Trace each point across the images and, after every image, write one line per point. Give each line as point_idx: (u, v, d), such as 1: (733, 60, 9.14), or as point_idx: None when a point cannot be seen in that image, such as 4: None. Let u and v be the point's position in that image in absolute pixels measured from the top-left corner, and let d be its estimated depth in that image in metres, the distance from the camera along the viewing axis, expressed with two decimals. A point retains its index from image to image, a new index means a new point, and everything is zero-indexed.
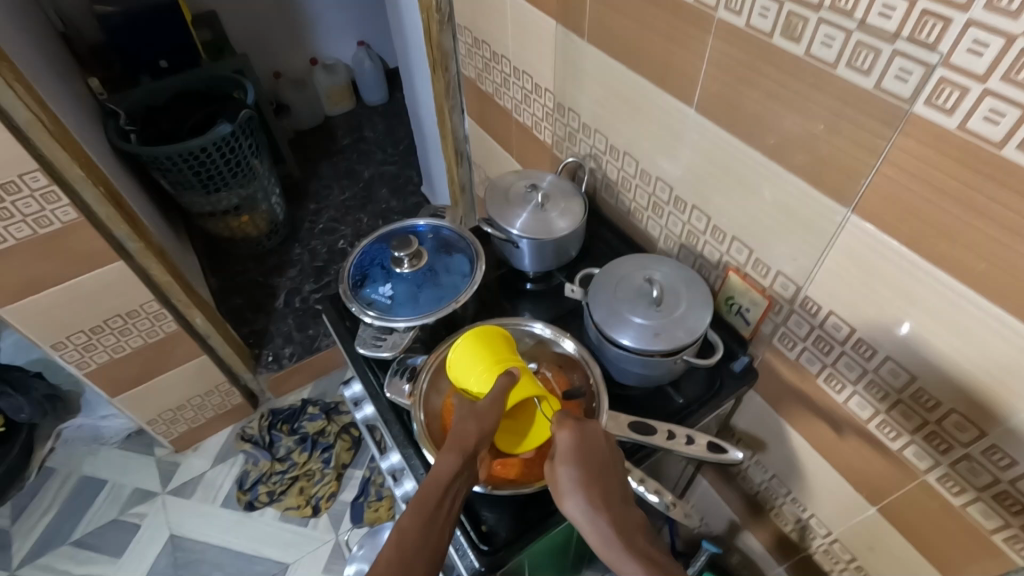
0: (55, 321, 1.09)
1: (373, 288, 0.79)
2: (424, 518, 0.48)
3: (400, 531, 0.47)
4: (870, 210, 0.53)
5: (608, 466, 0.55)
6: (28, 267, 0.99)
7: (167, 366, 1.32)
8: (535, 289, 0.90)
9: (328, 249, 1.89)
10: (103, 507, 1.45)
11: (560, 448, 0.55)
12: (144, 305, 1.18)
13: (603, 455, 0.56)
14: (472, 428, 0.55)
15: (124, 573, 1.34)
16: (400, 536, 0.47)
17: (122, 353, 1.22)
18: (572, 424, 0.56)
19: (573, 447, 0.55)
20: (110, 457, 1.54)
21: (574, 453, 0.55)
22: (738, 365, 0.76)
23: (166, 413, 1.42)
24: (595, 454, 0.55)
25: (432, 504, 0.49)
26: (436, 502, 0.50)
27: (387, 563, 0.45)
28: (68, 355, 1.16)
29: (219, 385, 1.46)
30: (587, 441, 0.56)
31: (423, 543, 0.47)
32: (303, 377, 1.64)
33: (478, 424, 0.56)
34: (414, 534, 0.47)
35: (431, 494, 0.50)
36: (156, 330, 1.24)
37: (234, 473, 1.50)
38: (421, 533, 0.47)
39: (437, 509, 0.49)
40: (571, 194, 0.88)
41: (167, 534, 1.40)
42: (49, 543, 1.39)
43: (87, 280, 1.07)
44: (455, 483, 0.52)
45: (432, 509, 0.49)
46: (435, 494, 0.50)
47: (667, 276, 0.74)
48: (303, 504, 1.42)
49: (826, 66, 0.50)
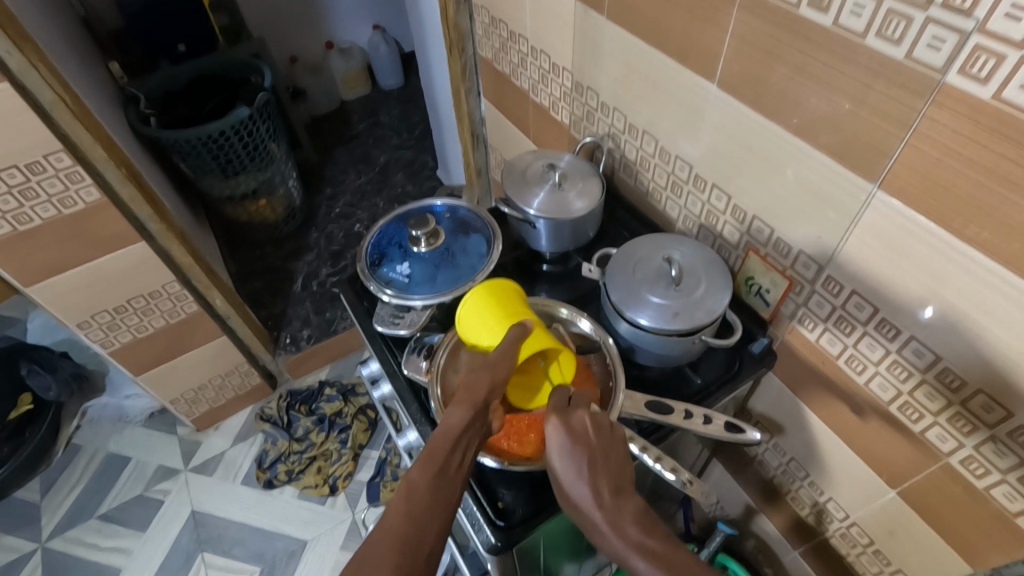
0: (81, 300, 1.11)
1: (390, 267, 0.79)
2: (438, 467, 0.50)
3: (412, 479, 0.49)
4: (898, 185, 0.52)
5: (601, 454, 0.54)
6: (54, 247, 1.01)
7: (189, 346, 1.35)
8: (552, 270, 0.90)
9: (345, 233, 1.90)
10: (128, 483, 1.49)
11: (552, 443, 0.55)
12: (166, 286, 1.20)
13: (593, 443, 0.54)
14: (483, 380, 0.57)
15: (149, 547, 1.38)
16: (413, 484, 0.48)
17: (145, 333, 1.25)
18: (558, 416, 0.56)
19: (566, 443, 0.54)
20: (134, 435, 1.58)
21: (565, 451, 0.54)
22: (757, 347, 0.75)
23: (188, 392, 1.45)
24: (584, 442, 0.54)
25: (445, 453, 0.51)
26: (448, 453, 0.51)
27: (398, 517, 0.46)
28: (93, 334, 1.18)
29: (239, 366, 1.48)
30: (577, 436, 0.54)
31: (436, 491, 0.49)
32: (320, 359, 1.66)
33: (491, 375, 0.58)
34: (427, 485, 0.49)
35: (441, 448, 0.52)
36: (178, 311, 1.26)
37: (254, 452, 1.53)
38: (434, 481, 0.49)
39: (447, 460, 0.51)
40: (589, 174, 0.87)
41: (190, 510, 1.44)
42: (77, 517, 1.44)
43: (111, 261, 1.09)
44: (467, 434, 0.53)
45: (444, 460, 0.51)
46: (444, 448, 0.52)
47: (686, 256, 0.73)
48: (320, 483, 1.44)
49: (854, 36, 0.49)
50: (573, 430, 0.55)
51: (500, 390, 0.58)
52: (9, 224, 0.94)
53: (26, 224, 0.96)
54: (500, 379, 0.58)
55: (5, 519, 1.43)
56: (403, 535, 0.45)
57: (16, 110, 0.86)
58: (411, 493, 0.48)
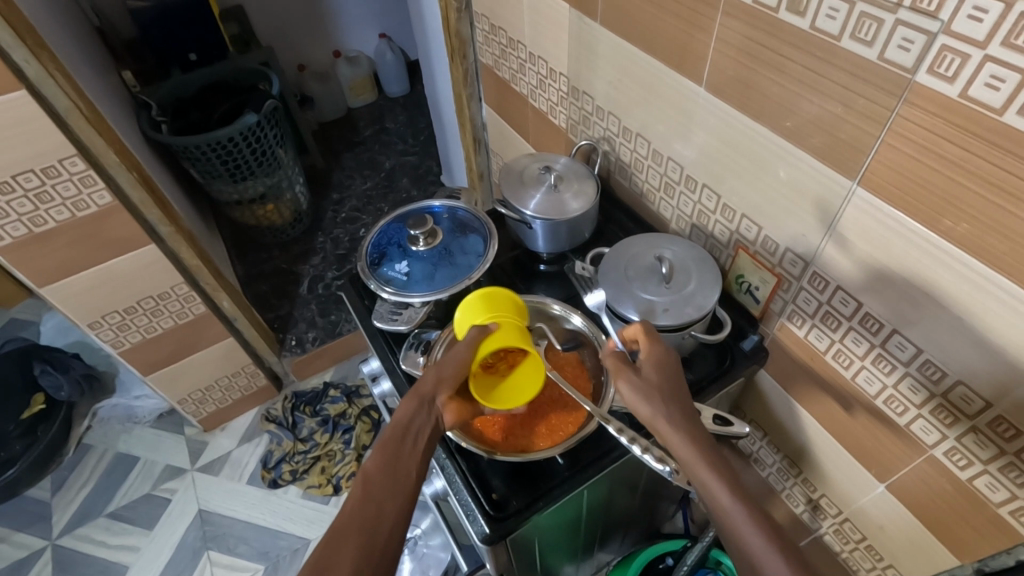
0: (92, 301, 1.15)
1: (390, 266, 0.82)
2: (388, 459, 0.56)
3: (367, 471, 0.55)
4: (876, 183, 0.54)
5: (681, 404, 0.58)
6: (68, 249, 1.05)
7: (197, 347, 1.38)
8: (549, 270, 0.92)
9: (350, 237, 1.93)
10: (136, 482, 1.52)
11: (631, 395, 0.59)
12: (175, 287, 1.23)
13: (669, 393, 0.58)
14: (428, 375, 0.63)
15: (157, 544, 1.41)
16: (367, 475, 0.55)
17: (154, 334, 1.28)
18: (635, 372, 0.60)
19: (646, 394, 0.58)
20: (144, 435, 1.61)
21: (652, 400, 0.57)
22: (748, 344, 0.77)
23: (196, 393, 1.48)
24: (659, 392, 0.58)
25: (395, 446, 0.57)
26: (398, 442, 0.58)
27: (355, 501, 0.53)
28: (104, 334, 1.21)
29: (245, 367, 1.51)
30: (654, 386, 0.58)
31: (388, 479, 0.55)
32: (326, 361, 1.68)
33: (438, 371, 0.63)
34: (379, 473, 0.55)
35: (394, 436, 0.58)
36: (186, 312, 1.29)
37: (260, 451, 1.55)
38: (384, 470, 0.55)
39: (400, 447, 0.57)
40: (584, 176, 0.89)
41: (196, 508, 1.46)
42: (87, 514, 1.47)
43: (123, 262, 1.13)
44: (414, 422, 0.59)
45: (396, 448, 0.57)
46: (398, 435, 0.58)
47: (677, 254, 0.75)
48: (324, 482, 1.47)
49: (831, 39, 0.51)
50: (660, 382, 0.59)
51: (450, 384, 0.63)
52: (25, 226, 0.98)
53: (41, 227, 1.00)
54: (447, 378, 0.63)
55: (17, 517, 1.47)
56: (362, 522, 0.51)
57: (33, 116, 0.89)
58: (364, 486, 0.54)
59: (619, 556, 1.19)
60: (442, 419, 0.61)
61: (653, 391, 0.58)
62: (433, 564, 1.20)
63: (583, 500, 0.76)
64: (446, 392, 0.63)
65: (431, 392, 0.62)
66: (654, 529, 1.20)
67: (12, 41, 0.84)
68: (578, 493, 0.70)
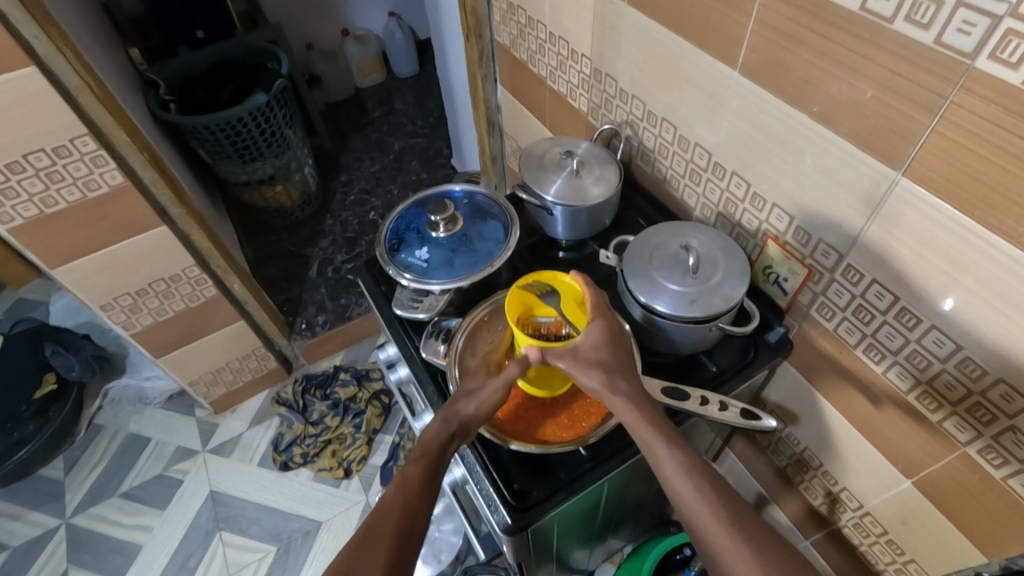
0: (105, 282, 1.14)
1: (409, 252, 0.80)
2: (430, 471, 0.57)
3: (404, 478, 0.56)
4: (923, 172, 0.51)
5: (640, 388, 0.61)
6: (79, 231, 1.03)
7: (207, 330, 1.37)
8: (568, 257, 0.90)
9: (359, 220, 1.91)
10: (148, 463, 1.52)
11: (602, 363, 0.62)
12: (186, 270, 1.22)
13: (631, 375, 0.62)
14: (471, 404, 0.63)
15: (169, 525, 1.42)
16: (403, 482, 0.56)
17: (165, 316, 1.27)
18: (607, 345, 0.63)
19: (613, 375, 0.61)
20: (154, 416, 1.62)
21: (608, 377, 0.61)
22: (773, 336, 0.75)
23: (206, 374, 1.47)
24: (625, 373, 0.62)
25: (434, 462, 0.58)
26: (437, 459, 0.58)
27: (392, 501, 0.54)
28: (115, 316, 1.21)
29: (256, 350, 1.51)
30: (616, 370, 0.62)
31: (422, 490, 0.55)
32: (335, 344, 1.68)
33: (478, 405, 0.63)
34: (416, 483, 0.56)
35: (431, 449, 0.59)
36: (198, 294, 1.28)
37: (270, 434, 1.55)
38: (420, 482, 0.56)
39: (439, 462, 0.59)
40: (606, 161, 0.87)
41: (208, 490, 1.47)
42: (100, 494, 1.48)
43: (134, 244, 1.11)
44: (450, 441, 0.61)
45: (434, 462, 0.58)
46: (434, 449, 0.59)
47: (704, 243, 0.73)
48: (335, 466, 1.47)
49: (883, 20, 0.48)
50: (614, 375, 0.61)
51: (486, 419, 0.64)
52: (36, 207, 0.97)
53: (52, 207, 0.98)
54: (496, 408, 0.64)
55: (32, 495, 1.48)
56: (398, 520, 0.52)
57: (43, 94, 0.87)
58: (402, 492, 0.54)
59: (630, 543, 1.20)
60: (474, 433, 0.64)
61: (606, 382, 0.60)
62: (445, 548, 1.21)
63: (602, 489, 0.75)
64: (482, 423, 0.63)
65: (466, 428, 0.62)
66: (664, 518, 1.19)
67: (22, 16, 0.82)
68: (601, 483, 0.69)
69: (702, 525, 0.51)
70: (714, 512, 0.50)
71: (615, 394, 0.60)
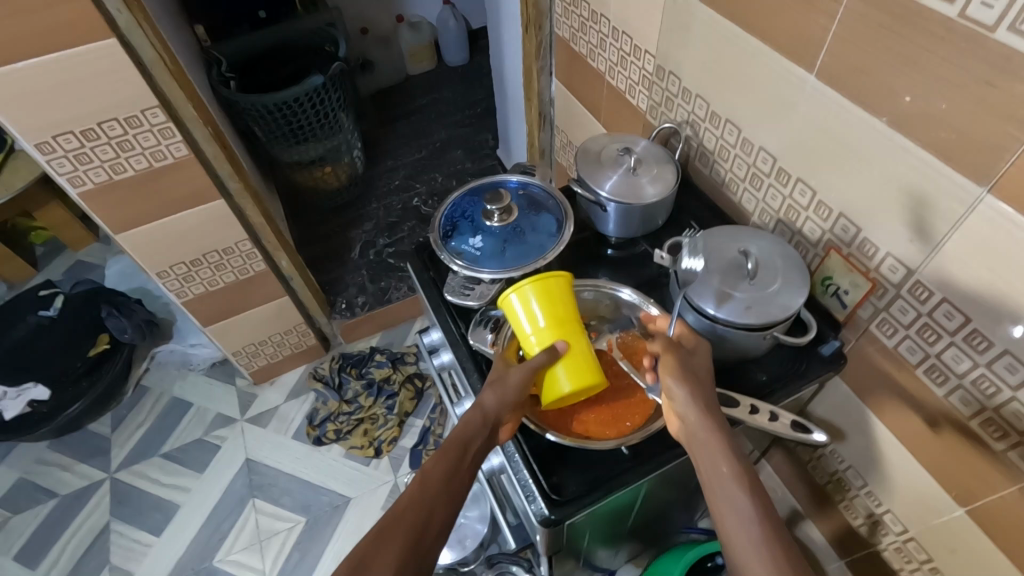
0: (163, 250, 1.18)
1: (462, 239, 0.81)
2: (451, 470, 0.57)
3: (427, 473, 0.56)
4: (1010, 191, 0.49)
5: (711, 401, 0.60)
6: (143, 199, 1.08)
7: (253, 303, 1.41)
8: (616, 255, 0.89)
9: (403, 205, 1.93)
10: (189, 427, 1.58)
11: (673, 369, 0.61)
12: (238, 244, 1.26)
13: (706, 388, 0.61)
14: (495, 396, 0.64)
15: (206, 487, 1.47)
16: (425, 477, 0.56)
17: (215, 287, 1.32)
18: (676, 355, 0.63)
19: (685, 383, 0.60)
20: (197, 382, 1.67)
21: (681, 386, 0.60)
22: (828, 349, 0.73)
23: (249, 346, 1.52)
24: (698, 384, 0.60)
25: (457, 458, 0.58)
26: (458, 455, 0.59)
27: (412, 495, 0.54)
28: (170, 283, 1.25)
29: (297, 326, 1.55)
30: (694, 379, 0.61)
31: (444, 487, 0.55)
32: (372, 326, 1.71)
33: (497, 395, 0.64)
34: (438, 479, 0.56)
35: (455, 446, 0.59)
36: (247, 268, 1.32)
37: (305, 409, 1.59)
38: (444, 479, 0.56)
39: (462, 460, 0.59)
40: (664, 160, 0.86)
41: (243, 457, 1.52)
42: (143, 453, 1.54)
43: (192, 215, 1.15)
44: (474, 440, 0.61)
45: (456, 460, 0.58)
46: (459, 447, 0.59)
47: (763, 249, 0.72)
48: (366, 444, 1.50)
49: (982, 29, 0.46)
50: (690, 384, 0.60)
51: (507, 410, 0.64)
52: (106, 173, 1.01)
53: (120, 175, 1.02)
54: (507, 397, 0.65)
55: (81, 448, 1.55)
56: (413, 514, 0.52)
57: (120, 66, 0.90)
58: (421, 487, 0.55)
59: (655, 546, 1.20)
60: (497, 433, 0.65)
61: (682, 388, 0.59)
62: (470, 534, 1.22)
63: (639, 490, 0.75)
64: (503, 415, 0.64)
65: (490, 427, 0.62)
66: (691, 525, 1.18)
67: None
68: (640, 483, 0.69)
69: (741, 551, 0.48)
70: (760, 542, 0.48)
71: (686, 401, 0.59)
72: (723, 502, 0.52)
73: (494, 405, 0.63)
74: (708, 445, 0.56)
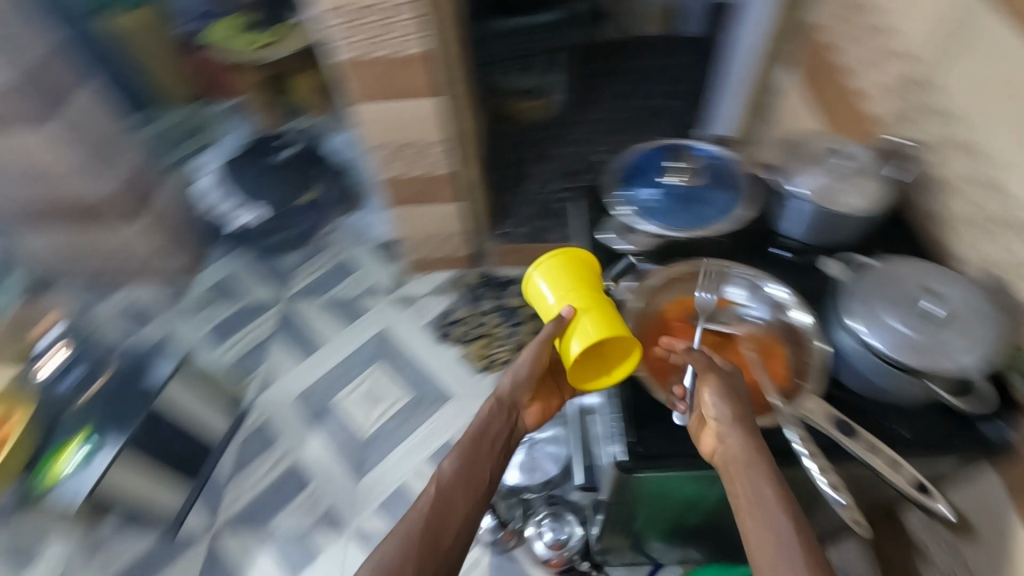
0: (382, 129, 1.36)
1: (637, 189, 0.87)
2: (462, 462, 0.78)
3: (441, 474, 0.77)
4: None
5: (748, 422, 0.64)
6: (384, 80, 1.25)
7: (434, 199, 1.57)
8: (791, 258, 0.83)
9: (586, 158, 1.91)
10: (349, 286, 1.82)
11: (712, 385, 0.66)
12: (441, 142, 1.40)
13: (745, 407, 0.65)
14: (511, 386, 0.83)
15: (346, 339, 1.71)
16: (440, 477, 0.76)
17: (410, 174, 1.48)
18: (710, 371, 0.67)
19: (725, 401, 0.64)
20: (365, 253, 1.88)
21: (724, 408, 0.64)
22: (991, 432, 0.68)
23: (417, 237, 1.70)
24: (740, 403, 0.65)
25: (469, 455, 0.78)
26: (474, 446, 0.79)
27: (431, 496, 0.75)
28: (377, 159, 1.44)
29: (461, 234, 1.69)
30: (733, 398, 0.65)
31: (455, 480, 0.76)
32: (522, 258, 1.80)
33: (513, 380, 0.83)
34: (449, 477, 0.76)
35: (471, 442, 0.80)
36: (440, 167, 1.46)
37: (442, 307, 1.76)
38: (453, 477, 0.76)
39: (477, 453, 0.79)
40: (874, 175, 0.80)
41: (381, 327, 1.73)
42: (310, 294, 1.80)
43: (414, 105, 1.31)
44: (488, 432, 0.81)
45: (471, 453, 0.79)
46: (474, 441, 0.80)
47: (951, 301, 0.69)
48: (481, 357, 1.62)
49: None
50: (728, 401, 0.64)
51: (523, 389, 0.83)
52: (364, 48, 1.18)
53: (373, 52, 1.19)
54: (523, 383, 0.83)
55: (270, 271, 1.85)
56: (427, 512, 0.73)
57: None
58: (436, 491, 0.75)
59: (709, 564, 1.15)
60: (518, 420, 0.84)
61: (720, 404, 0.64)
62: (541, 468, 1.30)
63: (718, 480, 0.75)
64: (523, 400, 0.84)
65: (502, 416, 0.82)
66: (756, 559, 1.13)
67: None
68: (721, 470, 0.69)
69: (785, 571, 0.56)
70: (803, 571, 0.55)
71: (727, 421, 0.64)
72: (764, 522, 0.58)
73: (508, 388, 0.83)
74: (750, 469, 0.61)
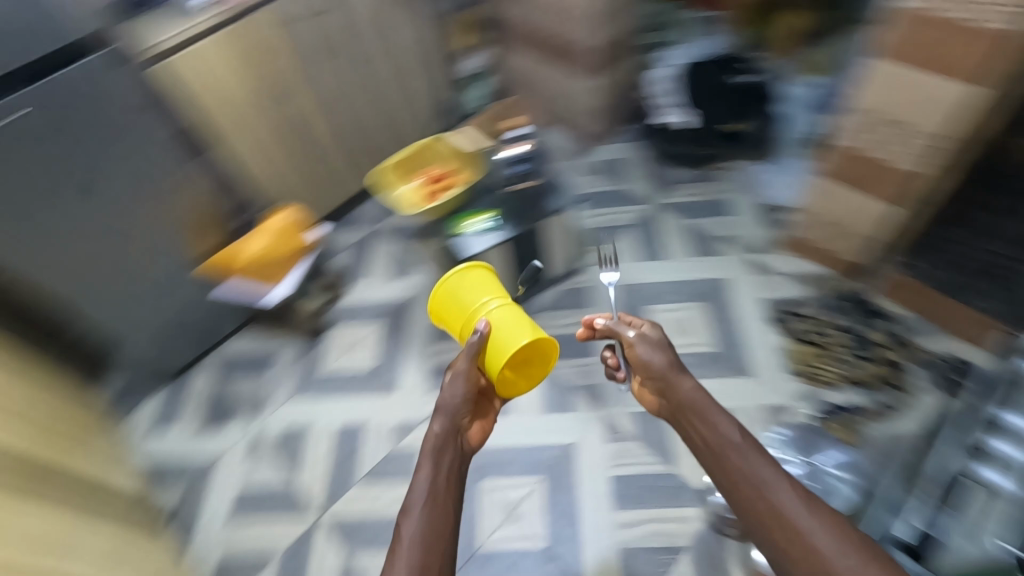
0: (881, 92, 1.25)
1: None
2: (449, 478, 0.96)
3: (421, 507, 0.91)
4: None
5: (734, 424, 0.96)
6: (930, 43, 1.13)
7: (870, 189, 1.40)
8: None
9: None
10: (715, 223, 1.81)
11: (700, 400, 1.00)
12: (933, 135, 1.23)
13: (736, 422, 0.97)
14: (452, 400, 1.02)
15: (686, 265, 1.73)
16: (428, 505, 0.91)
17: (868, 151, 1.35)
18: (675, 373, 1.03)
19: (731, 424, 0.96)
20: (749, 203, 1.84)
21: (721, 418, 0.97)
22: None
23: (819, 217, 1.56)
24: (716, 408, 0.99)
25: (439, 494, 0.93)
26: (440, 474, 0.95)
27: (432, 525, 0.89)
28: (849, 119, 1.34)
29: (868, 239, 1.50)
30: (715, 411, 0.98)
31: (447, 488, 0.94)
32: (915, 304, 1.51)
33: (451, 390, 1.03)
34: (442, 503, 0.92)
35: (440, 466, 0.96)
36: (910, 159, 1.30)
37: (794, 294, 1.63)
38: (432, 502, 0.91)
39: (441, 467, 0.96)
40: None
41: (724, 275, 1.70)
42: (680, 209, 1.87)
43: (939, 84, 1.17)
44: (443, 456, 0.98)
45: (439, 488, 0.93)
46: (440, 464, 0.97)
47: None
48: (802, 363, 1.49)
49: None
50: (713, 410, 0.98)
51: (460, 416, 1.03)
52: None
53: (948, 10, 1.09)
54: (466, 377, 1.04)
55: (658, 172, 1.97)
56: (436, 536, 0.88)
57: None
58: (429, 528, 0.88)
59: None
60: (467, 437, 1.08)
61: (725, 425, 0.96)
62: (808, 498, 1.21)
63: None
64: (460, 415, 1.03)
65: (445, 436, 1.00)
66: None
67: None
68: None
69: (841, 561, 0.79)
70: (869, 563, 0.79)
71: (743, 434, 0.95)
72: (799, 516, 0.84)
73: (445, 420, 1.01)
74: (765, 480, 0.89)
